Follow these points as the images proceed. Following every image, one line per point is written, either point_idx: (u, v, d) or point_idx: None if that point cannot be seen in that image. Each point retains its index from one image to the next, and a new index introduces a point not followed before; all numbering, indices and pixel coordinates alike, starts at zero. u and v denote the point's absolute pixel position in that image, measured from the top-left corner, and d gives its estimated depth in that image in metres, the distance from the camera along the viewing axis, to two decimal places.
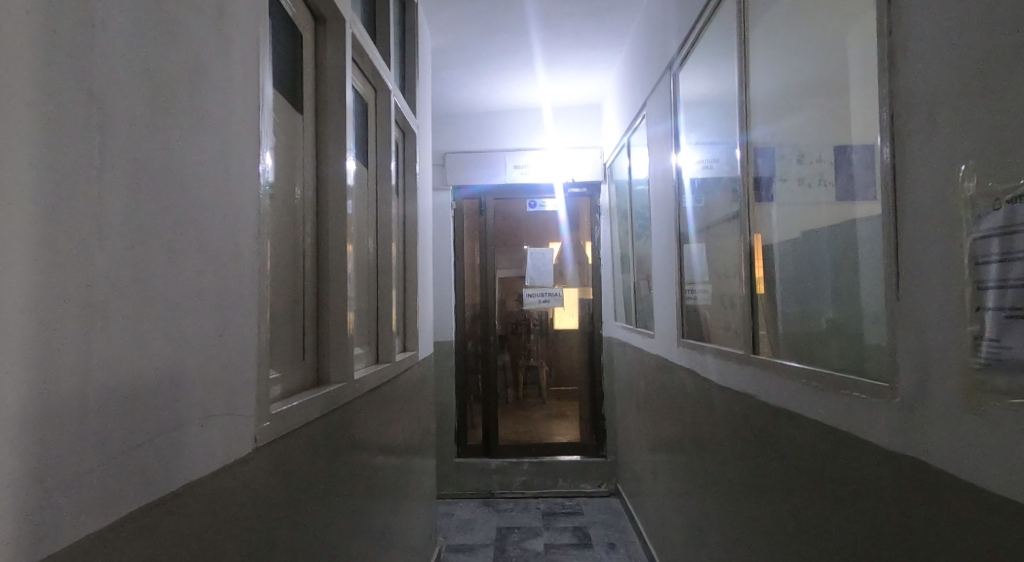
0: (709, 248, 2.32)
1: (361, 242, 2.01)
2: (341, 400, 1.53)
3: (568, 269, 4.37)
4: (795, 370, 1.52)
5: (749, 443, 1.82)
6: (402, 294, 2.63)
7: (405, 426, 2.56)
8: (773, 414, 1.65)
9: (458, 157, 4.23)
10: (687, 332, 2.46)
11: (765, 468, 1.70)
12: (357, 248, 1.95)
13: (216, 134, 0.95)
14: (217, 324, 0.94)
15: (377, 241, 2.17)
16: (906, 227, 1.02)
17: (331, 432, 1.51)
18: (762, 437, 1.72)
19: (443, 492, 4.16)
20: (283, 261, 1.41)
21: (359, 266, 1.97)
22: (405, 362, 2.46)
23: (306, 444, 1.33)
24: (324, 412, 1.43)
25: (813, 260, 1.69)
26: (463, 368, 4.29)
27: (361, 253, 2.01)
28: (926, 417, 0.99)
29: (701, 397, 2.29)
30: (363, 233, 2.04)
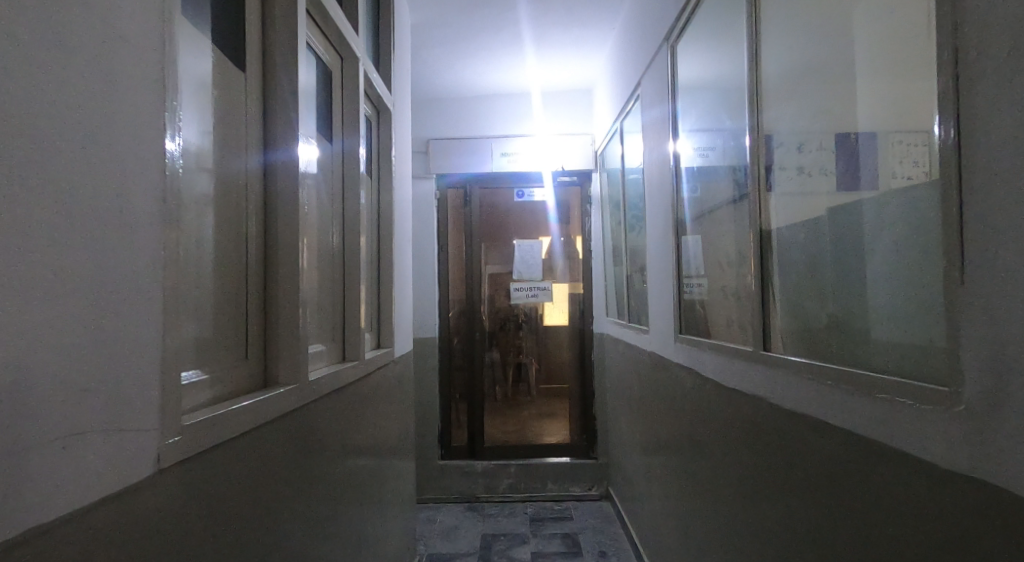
0: (709, 236, 2.13)
1: (323, 227, 1.80)
2: (293, 403, 1.33)
3: (557, 262, 4.17)
4: (813, 369, 1.33)
5: (755, 450, 1.64)
6: (376, 287, 2.43)
7: (378, 430, 2.35)
8: (785, 418, 1.46)
9: (442, 144, 4.02)
10: (684, 327, 2.28)
11: (773, 479, 1.52)
12: (317, 234, 1.75)
13: (92, 78, 0.76)
14: (94, 313, 0.75)
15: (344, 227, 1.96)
16: (981, 187, 0.85)
17: (280, 442, 1.30)
18: (770, 445, 1.54)
19: (425, 496, 3.96)
20: (217, 244, 1.21)
21: (319, 254, 1.76)
22: (379, 360, 2.25)
23: (244, 458, 1.13)
24: (269, 419, 1.23)
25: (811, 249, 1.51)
26: (447, 366, 4.09)
27: (323, 240, 1.81)
28: (1007, 430, 0.82)
29: (700, 398, 2.10)
30: (325, 218, 1.83)
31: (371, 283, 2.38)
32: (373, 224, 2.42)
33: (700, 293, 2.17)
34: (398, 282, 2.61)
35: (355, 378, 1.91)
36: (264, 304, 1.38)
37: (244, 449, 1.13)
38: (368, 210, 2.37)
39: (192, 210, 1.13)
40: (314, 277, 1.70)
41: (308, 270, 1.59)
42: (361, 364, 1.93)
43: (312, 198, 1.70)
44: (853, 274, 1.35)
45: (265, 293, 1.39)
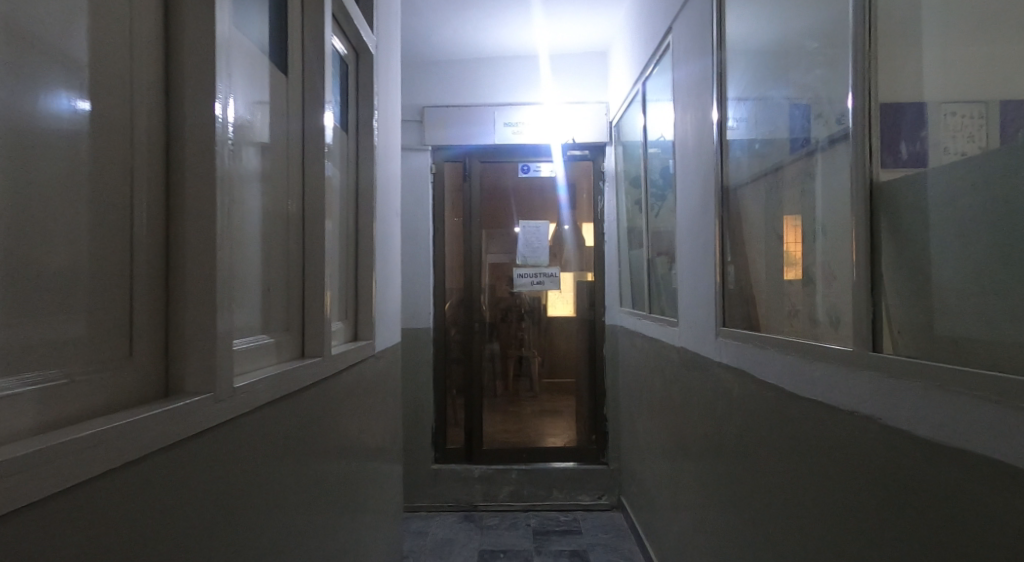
0: (758, 207, 1.72)
1: (269, 187, 1.39)
2: (191, 427, 0.92)
3: (566, 245, 3.76)
4: (937, 374, 0.94)
5: (827, 485, 1.23)
6: (353, 267, 2.02)
7: (355, 437, 1.96)
8: (874, 437, 1.07)
9: (438, 112, 3.60)
10: (725, 318, 1.86)
11: (861, 531, 1.11)
12: (260, 190, 1.34)
13: None
14: None
15: (302, 187, 1.56)
16: None
17: (172, 488, 0.89)
18: (856, 483, 1.13)
19: (416, 504, 3.57)
20: (63, 178, 0.80)
21: (263, 219, 1.35)
22: (353, 356, 1.85)
23: (59, 538, 0.70)
24: (135, 457, 0.81)
25: (886, 206, 1.10)
26: (442, 359, 3.69)
27: (271, 201, 1.39)
28: None
29: (741, 407, 1.69)
30: (274, 172, 1.42)
31: (345, 261, 1.96)
32: (347, 189, 2.01)
33: (749, 276, 1.76)
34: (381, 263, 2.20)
35: (317, 380, 1.51)
36: (161, 280, 0.98)
37: (59, 519, 0.70)
38: (340, 171, 1.96)
39: (8, 112, 0.72)
40: (252, 247, 1.29)
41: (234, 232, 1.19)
42: (324, 363, 1.52)
43: (253, 144, 1.30)
44: (973, 251, 0.92)
45: (167, 260, 0.99)
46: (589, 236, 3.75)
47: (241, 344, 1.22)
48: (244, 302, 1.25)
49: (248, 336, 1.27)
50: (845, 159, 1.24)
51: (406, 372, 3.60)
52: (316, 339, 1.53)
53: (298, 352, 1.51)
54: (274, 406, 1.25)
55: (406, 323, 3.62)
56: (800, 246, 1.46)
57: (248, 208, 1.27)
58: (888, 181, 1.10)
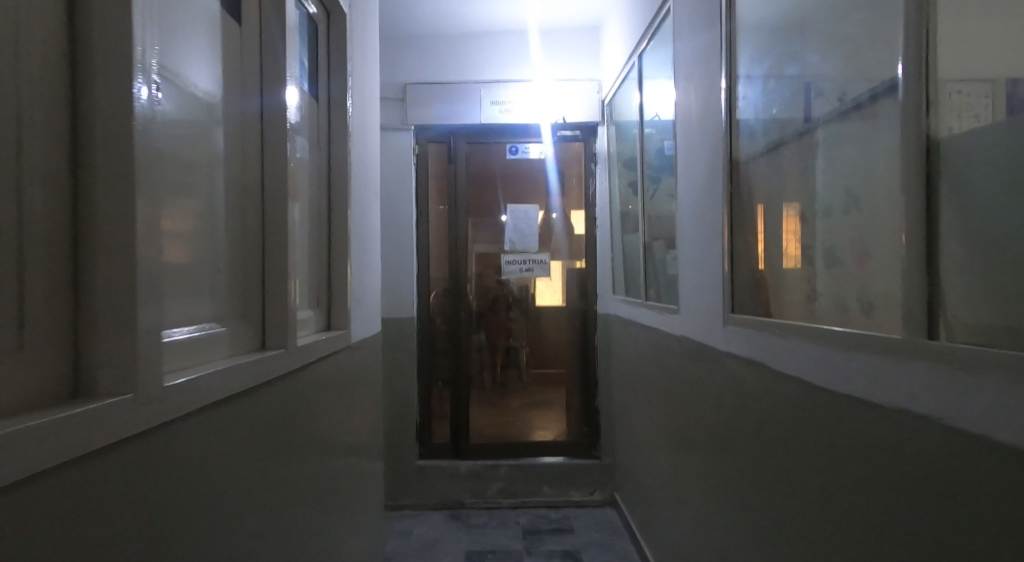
0: (774, 180, 1.55)
1: (217, 150, 1.19)
2: (108, 436, 0.74)
3: (556, 231, 3.60)
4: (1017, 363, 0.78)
5: (861, 492, 1.08)
6: (326, 250, 1.83)
7: (331, 436, 1.79)
8: (931, 439, 0.92)
9: (421, 89, 3.41)
10: (735, 304, 1.70)
11: (911, 548, 0.96)
12: (206, 155, 1.14)
13: None
14: None
15: (262, 151, 1.35)
16: None
17: (86, 515, 0.71)
18: (904, 494, 0.97)
19: (401, 502, 3.41)
20: None
21: (211, 189, 1.15)
22: (326, 348, 1.67)
23: None
24: (26, 476, 0.63)
25: (950, 169, 0.93)
26: (428, 351, 3.52)
27: (220, 168, 1.20)
28: None
29: (752, 402, 1.53)
30: (225, 137, 1.22)
31: (314, 243, 1.77)
32: (317, 162, 1.81)
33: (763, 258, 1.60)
34: (358, 246, 2.01)
35: (282, 376, 1.33)
36: (67, 251, 0.79)
37: None
38: (309, 143, 1.76)
39: None
40: (196, 222, 1.10)
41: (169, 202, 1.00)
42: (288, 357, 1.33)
43: (195, 99, 1.11)
44: None
45: (75, 230, 0.80)
46: (581, 223, 3.59)
47: (186, 333, 1.03)
48: (186, 286, 1.06)
49: (196, 326, 1.09)
50: (893, 116, 1.07)
51: (388, 364, 3.42)
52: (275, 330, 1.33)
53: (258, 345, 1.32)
54: (227, 407, 1.07)
55: (389, 313, 3.43)
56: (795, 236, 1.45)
57: (192, 174, 1.09)
58: (948, 137, 0.94)
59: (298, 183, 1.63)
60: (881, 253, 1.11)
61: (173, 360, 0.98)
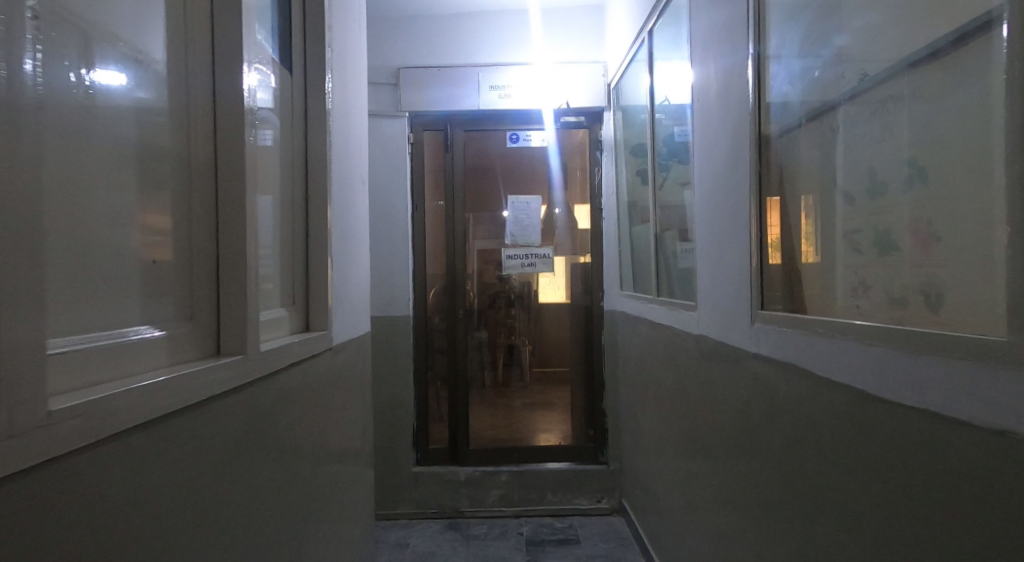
0: (813, 157, 1.35)
1: (148, 117, 0.99)
2: None
3: (558, 223, 3.40)
4: None
5: (935, 529, 0.89)
6: (301, 241, 1.64)
7: (312, 449, 1.60)
8: None
9: (415, 73, 3.21)
10: (764, 299, 1.50)
11: None
12: (133, 122, 0.95)
13: None
14: None
15: (215, 123, 1.14)
16: None
17: None
18: (1005, 538, 0.78)
19: (395, 512, 3.22)
20: None
21: (139, 164, 0.95)
22: (303, 351, 1.47)
23: None
24: None
25: None
26: (424, 350, 3.32)
27: (154, 139, 1.00)
28: None
29: (787, 411, 1.33)
30: (163, 103, 1.03)
31: (286, 233, 1.57)
32: (291, 143, 1.61)
33: (798, 245, 1.40)
34: (340, 237, 1.81)
35: (241, 385, 1.13)
36: None
37: None
38: (280, 121, 1.56)
39: None
40: (120, 203, 0.91)
41: (71, 178, 0.81)
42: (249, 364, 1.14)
43: (116, 56, 0.92)
44: None
45: None
46: (585, 219, 3.39)
47: (94, 342, 0.83)
48: (104, 282, 0.86)
49: (120, 332, 0.89)
50: (987, 66, 0.86)
51: (381, 365, 3.23)
52: (232, 333, 1.14)
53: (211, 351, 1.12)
54: (170, 424, 0.88)
55: (382, 310, 3.24)
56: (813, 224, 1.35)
57: (108, 143, 0.88)
58: None
59: (263, 164, 1.42)
60: (971, 238, 0.90)
61: (64, 380, 0.77)
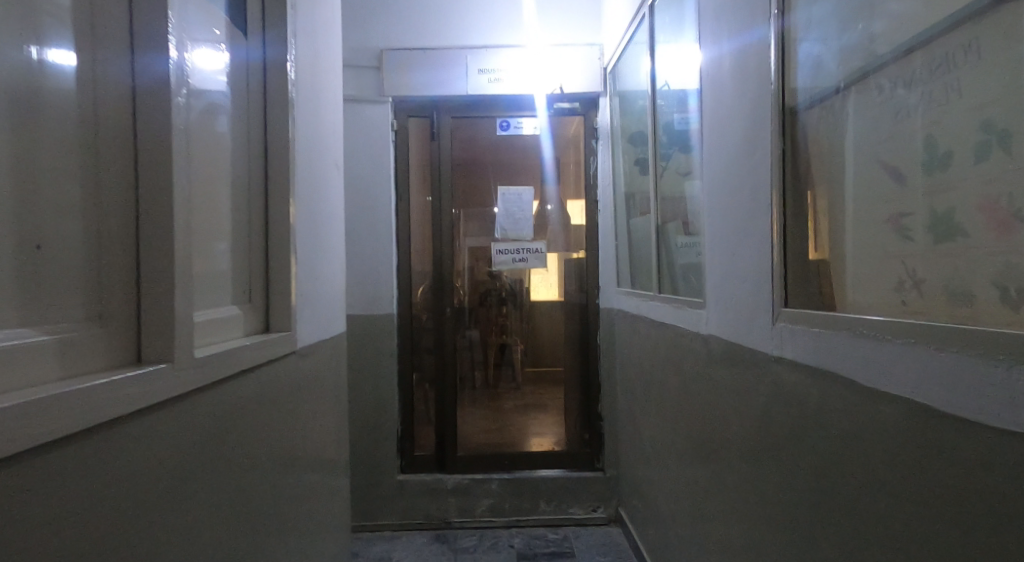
0: (843, 130, 1.15)
1: (31, 68, 0.79)
2: None
3: (551, 215, 3.21)
4: None
5: None
6: (260, 230, 1.44)
7: (277, 468, 1.41)
8: None
9: (400, 55, 3.02)
10: (788, 297, 1.30)
11: None
12: (7, 71, 0.75)
13: None
14: None
15: (133, 77, 0.95)
16: None
17: None
18: None
19: (378, 522, 3.03)
20: None
21: (14, 125, 0.76)
22: (260, 355, 1.28)
23: None
24: None
25: None
26: (409, 350, 3.12)
27: (39, 95, 0.80)
28: None
29: (820, 425, 1.14)
30: (54, 52, 0.83)
31: (241, 219, 1.37)
32: (245, 117, 1.41)
33: (828, 234, 1.21)
34: (306, 227, 1.61)
35: (165, 401, 0.93)
36: None
37: None
38: (232, 90, 1.36)
39: None
40: None
41: None
42: (171, 375, 0.93)
43: None
44: None
45: None
46: (579, 216, 3.21)
47: None
48: None
49: None
50: None
51: (363, 368, 3.02)
52: (157, 337, 0.94)
53: (128, 359, 0.92)
54: (16, 470, 0.67)
55: (364, 309, 3.04)
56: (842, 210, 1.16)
57: None
58: None
59: (207, 139, 1.23)
60: None
61: None
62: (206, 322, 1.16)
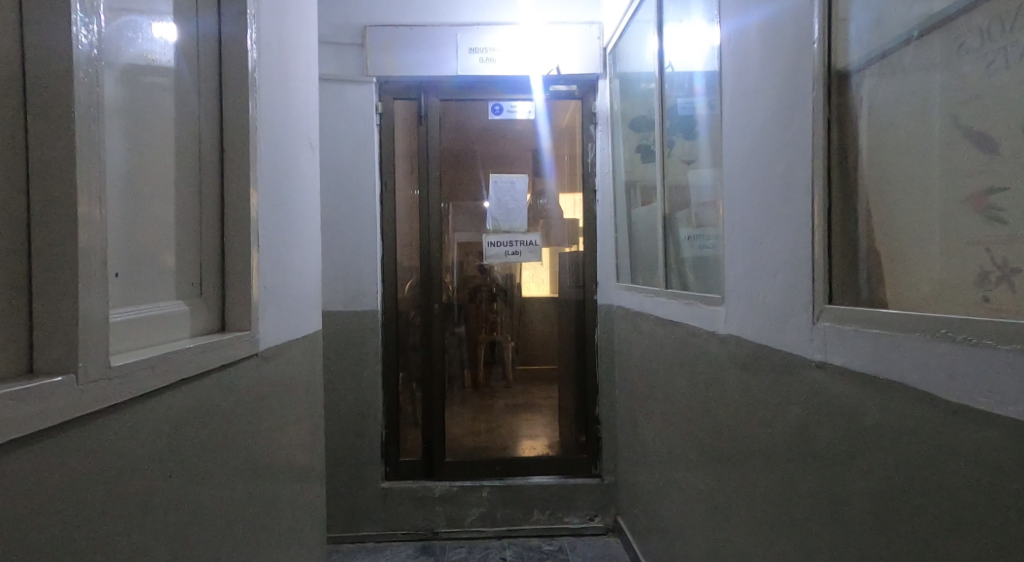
0: (908, 94, 0.97)
1: None
2: None
3: (546, 205, 3.02)
4: None
5: None
6: (214, 214, 1.23)
7: (236, 492, 1.20)
8: None
9: (384, 32, 2.81)
10: (833, 293, 1.11)
11: None
12: None
13: None
14: None
15: (18, 1, 0.76)
16: None
17: None
18: None
19: (361, 533, 2.83)
20: None
21: None
22: (209, 361, 1.07)
23: None
24: None
25: None
26: (395, 349, 2.93)
27: None
28: None
29: (881, 448, 0.95)
30: None
31: (188, 200, 1.16)
32: (195, 82, 1.21)
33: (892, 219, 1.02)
34: (272, 212, 1.40)
35: (68, 421, 0.74)
36: None
37: None
38: (176, 45, 1.16)
39: None
40: None
41: None
42: (69, 388, 0.74)
43: None
44: None
45: None
46: (580, 212, 3.02)
47: None
48: None
49: None
50: None
51: (345, 368, 2.82)
52: (54, 339, 0.76)
53: (16, 369, 0.74)
54: None
55: (346, 305, 2.83)
56: (903, 190, 0.99)
57: None
58: None
59: (138, 100, 1.02)
60: None
61: None
62: (130, 324, 0.94)
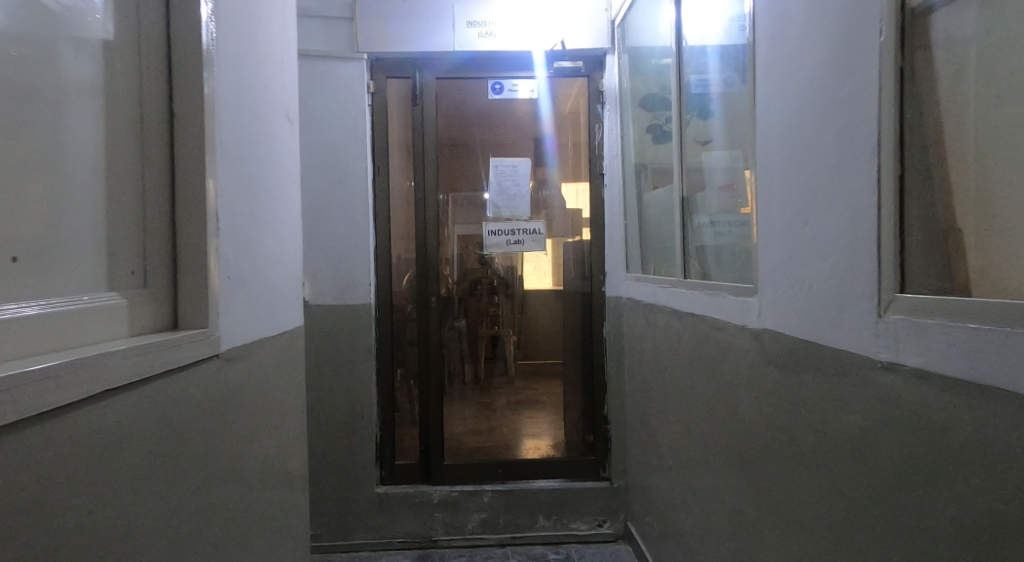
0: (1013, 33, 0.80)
1: None
2: None
3: (550, 191, 2.83)
4: None
5: None
6: (158, 190, 1.04)
7: (198, 518, 1.02)
8: None
9: (375, 5, 2.61)
10: (906, 281, 0.92)
11: None
12: None
13: None
14: None
15: None
16: None
17: None
18: None
19: (354, 542, 2.66)
20: None
21: None
22: (150, 367, 0.88)
23: None
24: None
25: None
26: (389, 346, 2.74)
27: None
28: None
29: (989, 473, 0.76)
30: None
31: (125, 174, 0.98)
32: (136, 34, 1.02)
33: (998, 187, 0.82)
34: (236, 189, 1.20)
35: None
36: None
37: None
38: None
39: None
40: None
41: None
42: None
43: None
44: None
45: None
46: (584, 202, 2.84)
47: None
48: None
49: None
50: None
51: (336, 366, 2.63)
52: None
53: None
54: None
55: (337, 298, 2.64)
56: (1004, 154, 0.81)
57: None
58: None
59: (54, 48, 0.83)
60: None
61: None
62: (30, 323, 0.75)
